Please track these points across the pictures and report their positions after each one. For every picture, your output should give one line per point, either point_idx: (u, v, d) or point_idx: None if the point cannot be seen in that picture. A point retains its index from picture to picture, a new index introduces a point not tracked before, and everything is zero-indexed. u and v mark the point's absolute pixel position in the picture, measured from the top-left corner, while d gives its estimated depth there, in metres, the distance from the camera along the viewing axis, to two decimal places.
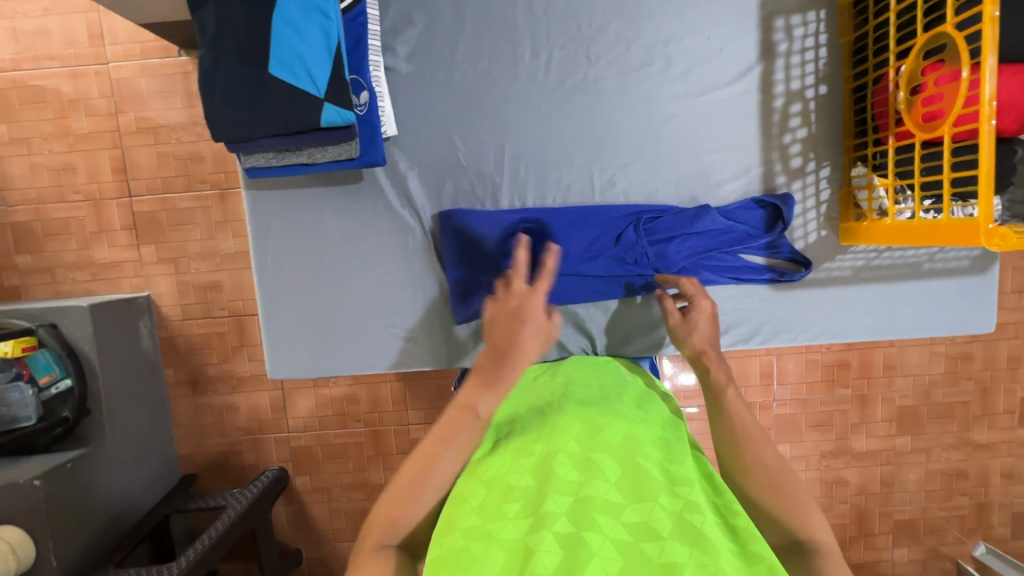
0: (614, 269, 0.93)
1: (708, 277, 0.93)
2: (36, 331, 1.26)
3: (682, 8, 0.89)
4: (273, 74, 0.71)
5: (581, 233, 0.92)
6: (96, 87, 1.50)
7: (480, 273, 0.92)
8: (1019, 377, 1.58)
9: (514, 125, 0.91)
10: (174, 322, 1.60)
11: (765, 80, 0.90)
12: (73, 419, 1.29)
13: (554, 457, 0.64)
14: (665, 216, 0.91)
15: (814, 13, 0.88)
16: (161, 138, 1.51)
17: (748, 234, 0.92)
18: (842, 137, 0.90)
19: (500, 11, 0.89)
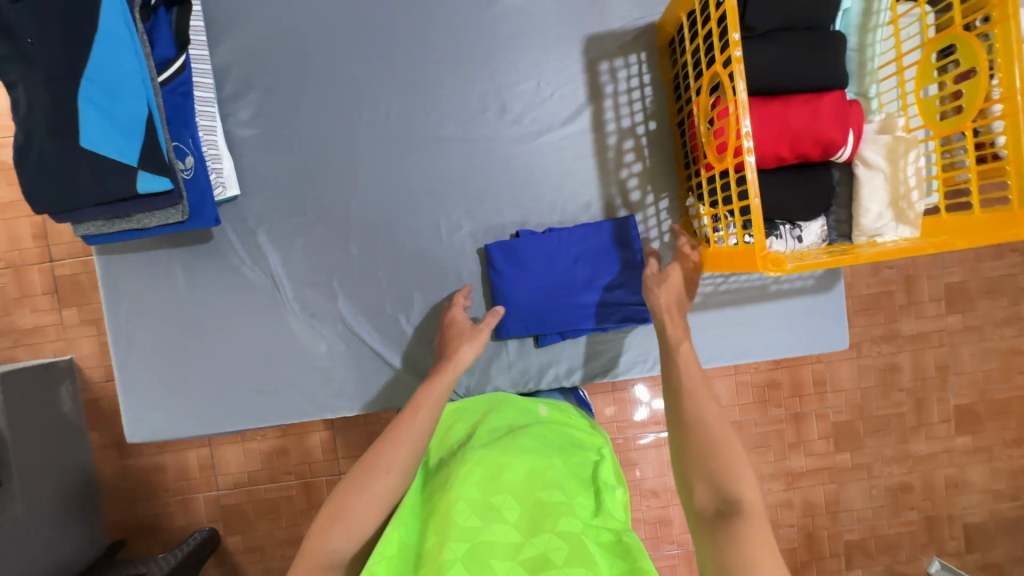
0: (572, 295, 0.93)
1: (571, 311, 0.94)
2: None
3: (511, 58, 0.93)
4: (83, 146, 0.74)
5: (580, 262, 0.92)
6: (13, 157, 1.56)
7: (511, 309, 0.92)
8: (949, 385, 1.55)
9: (360, 176, 0.94)
10: (95, 385, 1.60)
11: (596, 120, 0.94)
12: None
13: (450, 509, 0.64)
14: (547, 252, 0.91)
15: (634, 55, 0.93)
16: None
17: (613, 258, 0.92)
18: (676, 169, 0.93)
19: (337, 70, 0.92)
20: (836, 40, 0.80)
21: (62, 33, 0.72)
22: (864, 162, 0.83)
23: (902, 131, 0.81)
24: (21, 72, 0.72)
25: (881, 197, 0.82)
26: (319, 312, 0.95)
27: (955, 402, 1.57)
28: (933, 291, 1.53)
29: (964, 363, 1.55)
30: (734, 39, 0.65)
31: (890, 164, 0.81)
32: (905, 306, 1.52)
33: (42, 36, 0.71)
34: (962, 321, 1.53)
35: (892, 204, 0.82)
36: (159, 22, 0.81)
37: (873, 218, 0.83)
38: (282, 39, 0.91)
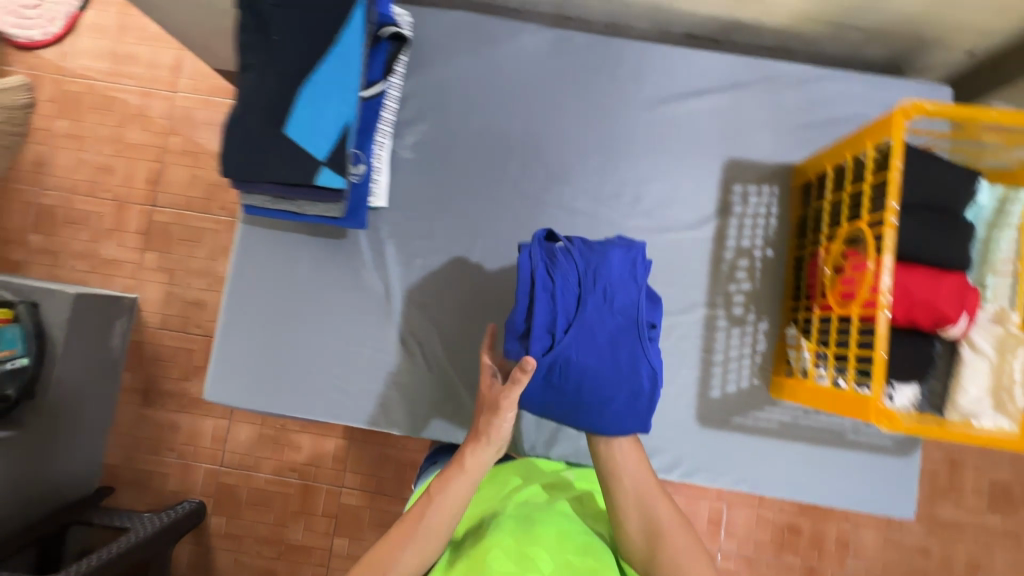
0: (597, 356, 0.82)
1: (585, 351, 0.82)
2: (16, 306, 1.34)
3: (655, 158, 1.02)
4: (286, 133, 0.83)
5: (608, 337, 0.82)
6: (158, 109, 1.92)
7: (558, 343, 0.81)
8: None
9: (490, 220, 1.01)
10: (149, 330, 1.76)
11: (719, 234, 1.00)
12: (14, 399, 1.32)
13: (492, 555, 0.76)
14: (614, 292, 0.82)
15: (768, 187, 1.01)
16: (197, 163, 1.90)
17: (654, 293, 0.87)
18: (783, 297, 0.98)
19: (501, 125, 1.02)
20: (966, 228, 0.85)
21: (303, 41, 0.83)
22: (971, 344, 0.86)
23: (1014, 326, 0.84)
24: (259, 59, 0.83)
25: (982, 382, 0.85)
26: (416, 333, 0.99)
27: None
28: (979, 484, 1.47)
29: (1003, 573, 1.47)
30: (892, 206, 0.71)
31: (997, 354, 0.85)
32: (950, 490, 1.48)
33: (287, 38, 0.83)
34: (1007, 524, 1.47)
35: (993, 392, 0.84)
36: (378, 49, 0.91)
37: (970, 400, 0.85)
38: (463, 85, 1.02)
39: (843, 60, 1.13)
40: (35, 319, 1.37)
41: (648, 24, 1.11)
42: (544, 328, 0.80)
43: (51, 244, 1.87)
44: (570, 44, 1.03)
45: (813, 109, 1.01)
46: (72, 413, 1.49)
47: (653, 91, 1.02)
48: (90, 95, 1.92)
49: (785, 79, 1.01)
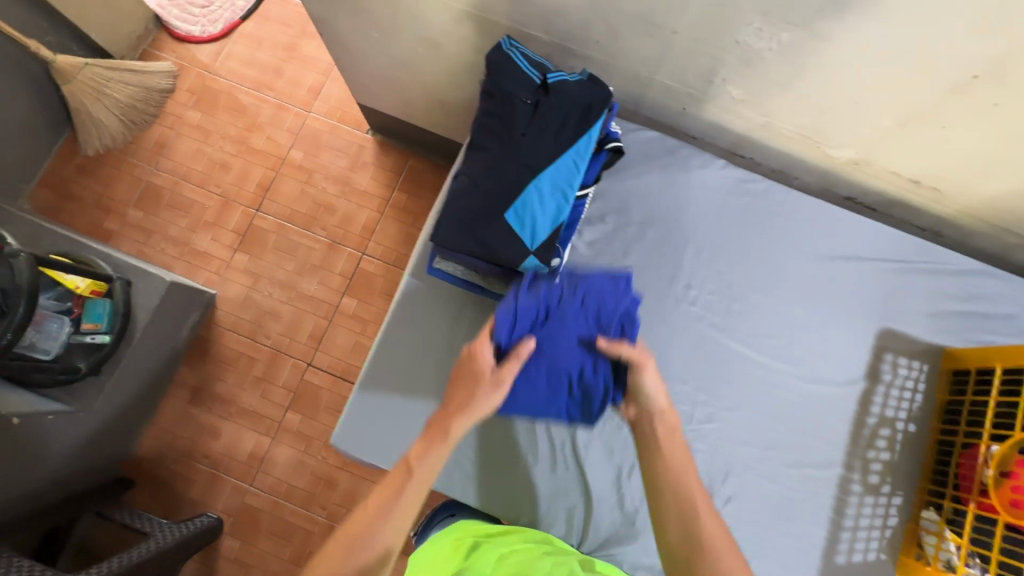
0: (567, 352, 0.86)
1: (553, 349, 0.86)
2: (113, 281, 1.28)
3: (813, 309, 1.05)
4: (506, 217, 0.87)
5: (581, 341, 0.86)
6: (289, 122, 1.84)
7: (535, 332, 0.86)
8: None
9: (648, 330, 1.03)
10: (215, 326, 1.67)
11: (865, 397, 1.02)
12: (82, 374, 1.23)
13: None
14: (593, 304, 0.87)
15: (918, 363, 1.03)
16: (312, 180, 1.79)
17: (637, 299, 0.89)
18: (918, 476, 0.99)
19: (674, 244, 1.07)
20: None
21: (542, 139, 0.88)
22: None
23: None
24: (497, 146, 0.90)
25: None
26: (554, 422, 0.99)
27: None
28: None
29: None
30: None
31: None
32: None
33: (529, 133, 0.88)
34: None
35: None
36: (598, 155, 0.96)
37: None
38: (647, 201, 1.08)
39: (989, 256, 1.19)
40: (125, 297, 1.30)
41: (816, 179, 1.18)
42: (520, 320, 0.84)
43: (146, 222, 1.74)
44: (749, 187, 1.10)
45: (970, 300, 1.05)
46: (116, 397, 1.37)
47: (820, 247, 1.08)
48: (227, 95, 1.85)
49: (947, 266, 1.06)
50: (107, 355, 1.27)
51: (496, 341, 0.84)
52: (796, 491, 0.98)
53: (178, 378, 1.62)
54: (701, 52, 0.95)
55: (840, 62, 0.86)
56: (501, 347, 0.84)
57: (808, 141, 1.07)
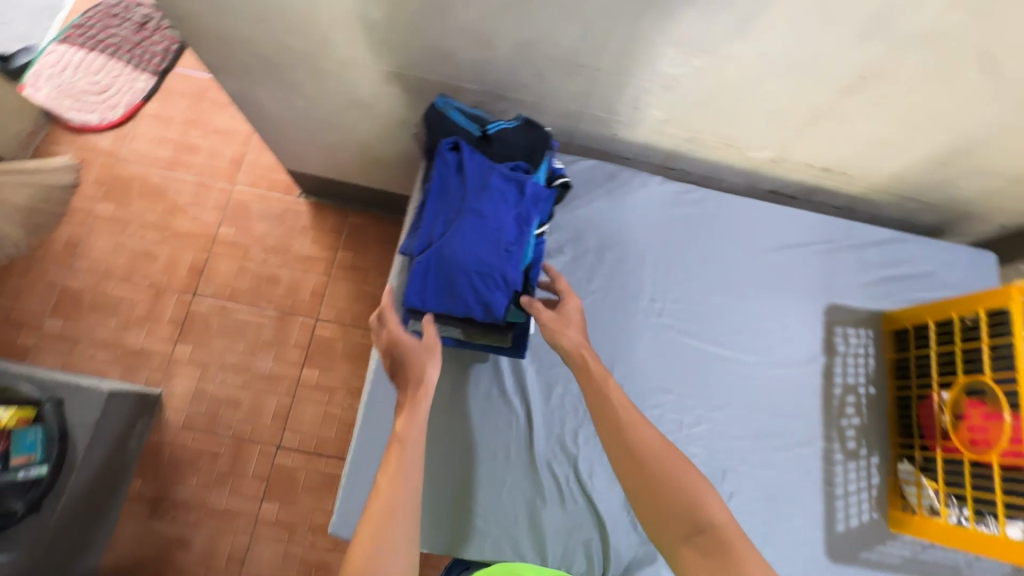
0: (473, 245, 0.87)
1: (460, 244, 0.87)
2: (42, 404, 1.15)
3: (765, 297, 1.14)
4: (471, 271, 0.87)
5: (484, 231, 0.88)
6: (214, 200, 1.76)
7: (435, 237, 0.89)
8: None
9: (624, 347, 1.07)
10: (167, 428, 1.54)
11: (827, 370, 1.11)
12: (20, 515, 1.07)
13: None
14: (495, 219, 0.88)
15: (863, 329, 1.14)
16: (249, 256, 1.71)
17: (536, 211, 0.91)
18: (887, 433, 1.08)
19: (632, 261, 1.12)
20: None
21: (495, 191, 0.90)
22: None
23: None
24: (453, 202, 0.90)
25: None
26: (554, 456, 0.99)
27: None
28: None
29: None
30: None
31: None
32: None
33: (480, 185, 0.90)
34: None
35: None
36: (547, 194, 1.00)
37: None
38: (597, 225, 1.13)
39: (898, 222, 1.33)
40: (59, 419, 1.17)
41: (741, 179, 1.28)
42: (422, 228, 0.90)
43: (68, 330, 1.58)
44: (687, 197, 1.18)
45: (893, 265, 1.18)
46: (66, 533, 1.22)
47: (759, 241, 1.17)
48: (141, 182, 1.74)
49: (869, 238, 1.19)
50: (49, 488, 1.12)
51: (410, 303, 0.89)
52: (788, 471, 1.04)
53: (134, 492, 1.47)
54: (623, 83, 1.03)
55: (743, 79, 0.96)
56: (412, 307, 0.90)
57: (729, 148, 1.17)
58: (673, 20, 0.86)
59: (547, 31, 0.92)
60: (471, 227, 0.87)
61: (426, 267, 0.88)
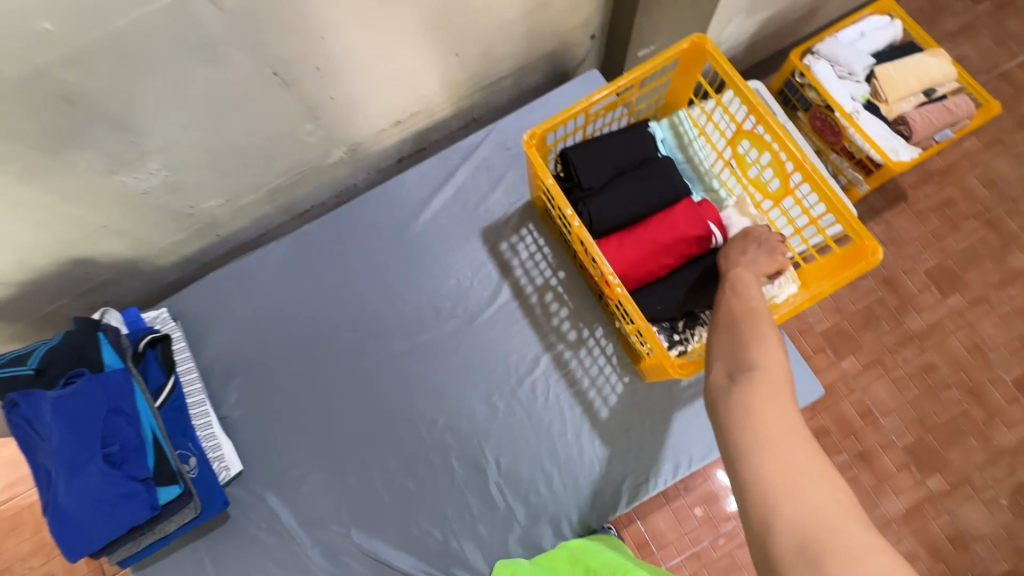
0: (70, 480, 0.82)
1: (63, 488, 0.83)
2: None
3: (430, 269, 1.12)
4: (88, 502, 0.83)
5: (71, 459, 0.83)
6: None
7: (48, 490, 0.85)
8: (993, 363, 1.56)
9: (340, 408, 1.06)
10: None
11: (515, 288, 1.09)
12: None
13: None
14: (78, 439, 0.84)
15: (524, 228, 1.12)
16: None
17: (126, 397, 0.90)
18: (596, 301, 1.06)
19: (301, 331, 1.11)
20: (664, 164, 0.98)
21: (57, 417, 0.84)
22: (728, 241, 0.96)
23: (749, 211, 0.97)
24: (41, 450, 0.86)
25: None
26: (337, 550, 0.99)
27: (1011, 378, 1.55)
28: (919, 283, 1.62)
29: (996, 336, 1.58)
30: (570, 213, 0.89)
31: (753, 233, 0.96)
32: (901, 305, 1.61)
33: (44, 421, 0.84)
34: (964, 298, 1.60)
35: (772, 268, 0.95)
36: (147, 359, 0.99)
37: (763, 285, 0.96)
38: (249, 325, 1.11)
39: (521, 95, 1.29)
40: None
41: (363, 172, 1.25)
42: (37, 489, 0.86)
43: None
44: (310, 237, 1.15)
45: (515, 154, 1.17)
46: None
47: (394, 223, 1.15)
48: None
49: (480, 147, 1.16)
50: None
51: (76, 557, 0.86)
52: (534, 401, 1.03)
53: None
54: (146, 214, 1.01)
55: (211, 142, 0.93)
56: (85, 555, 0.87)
57: (308, 171, 1.14)
58: (78, 163, 0.84)
59: (18, 241, 0.91)
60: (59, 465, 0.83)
61: (57, 525, 0.84)
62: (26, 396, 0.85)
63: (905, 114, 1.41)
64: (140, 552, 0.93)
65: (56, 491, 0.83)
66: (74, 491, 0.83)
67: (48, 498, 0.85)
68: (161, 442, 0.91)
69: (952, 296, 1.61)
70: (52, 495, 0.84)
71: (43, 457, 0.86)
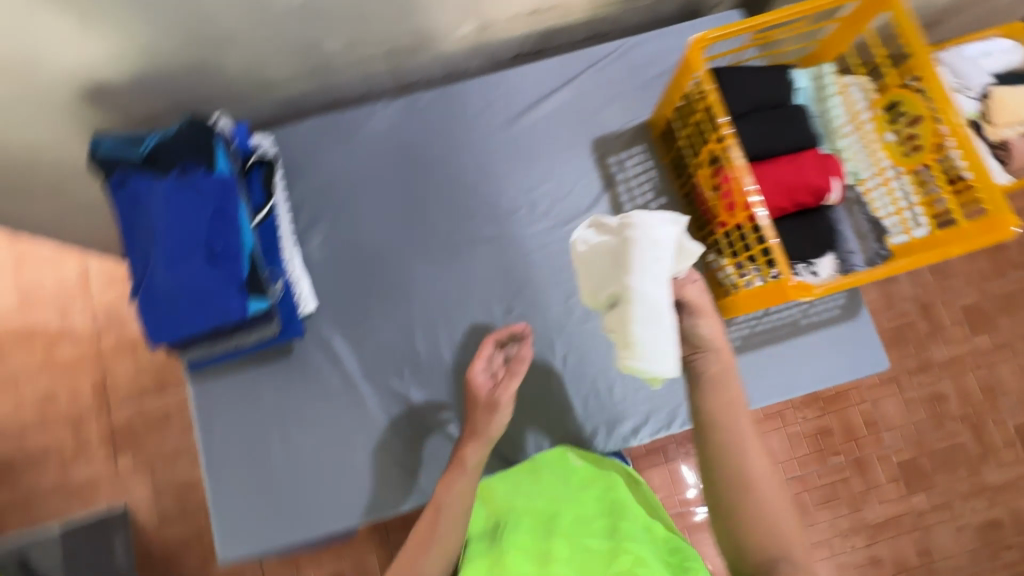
0: (176, 265, 0.85)
1: (166, 271, 0.85)
2: None
3: (533, 166, 1.11)
4: (188, 290, 0.85)
5: (180, 246, 0.86)
6: (81, 319, 1.69)
7: (145, 273, 0.87)
8: (1001, 406, 1.62)
9: (419, 277, 1.07)
10: (150, 532, 1.59)
11: (614, 202, 1.09)
12: None
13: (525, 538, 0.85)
14: (191, 229, 0.86)
15: (635, 147, 1.11)
16: (139, 350, 1.68)
17: (232, 201, 0.90)
18: (691, 233, 1.07)
19: (394, 193, 1.10)
20: (802, 110, 0.97)
21: (175, 204, 0.87)
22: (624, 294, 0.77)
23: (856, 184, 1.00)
24: (144, 232, 0.87)
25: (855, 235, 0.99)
26: (392, 407, 1.02)
27: (1013, 424, 1.62)
28: (953, 316, 1.65)
29: (1010, 383, 1.63)
30: (723, 121, 0.83)
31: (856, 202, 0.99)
32: (929, 333, 1.64)
33: (157, 205, 0.87)
34: (991, 340, 1.65)
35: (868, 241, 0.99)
36: (251, 177, 0.99)
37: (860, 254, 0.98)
38: (344, 175, 1.10)
39: (651, 21, 1.26)
40: None
41: (478, 58, 1.23)
42: (133, 271, 0.88)
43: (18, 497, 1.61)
44: (420, 106, 1.13)
45: (642, 71, 1.13)
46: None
47: (506, 114, 1.13)
48: (9, 336, 1.68)
49: (609, 55, 1.14)
50: None
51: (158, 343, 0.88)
52: None
53: None
54: (275, 34, 0.99)
55: None
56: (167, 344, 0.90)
57: (432, 38, 1.12)
58: None
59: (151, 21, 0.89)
60: (168, 249, 0.86)
61: (148, 304, 0.86)
62: (141, 178, 0.87)
63: (1007, 140, 1.34)
64: (211, 356, 0.97)
65: (156, 274, 0.85)
66: (177, 276, 0.85)
67: (145, 280, 0.87)
68: (257, 257, 0.93)
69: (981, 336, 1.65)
70: (149, 277, 0.86)
71: (146, 241, 0.87)
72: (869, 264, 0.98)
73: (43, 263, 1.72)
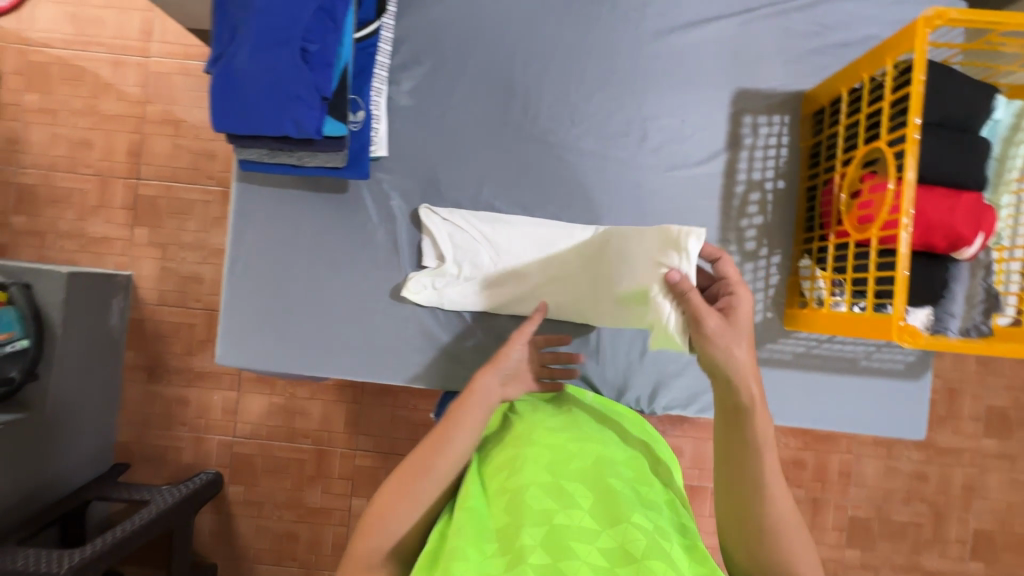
0: (265, 51, 0.76)
1: (251, 55, 0.77)
2: (7, 288, 1.27)
3: (661, 91, 0.98)
4: (268, 84, 0.77)
5: (275, 33, 0.76)
6: (133, 76, 1.61)
7: (229, 48, 0.78)
8: (973, 508, 1.57)
9: (497, 165, 0.98)
10: (146, 306, 1.62)
11: (730, 166, 0.98)
12: (19, 381, 1.26)
13: (528, 472, 0.70)
14: (288, 17, 0.76)
15: (779, 116, 0.98)
16: (180, 132, 1.60)
17: (341, 1, 0.79)
18: (794, 231, 0.98)
19: (503, 64, 0.98)
20: (984, 145, 0.84)
21: None
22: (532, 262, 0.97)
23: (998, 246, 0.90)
24: (242, 5, 0.78)
25: (963, 298, 0.90)
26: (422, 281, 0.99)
27: (974, 526, 1.58)
28: (974, 409, 1.56)
29: (995, 491, 1.57)
30: (914, 120, 0.70)
31: (981, 263, 0.89)
32: (943, 417, 1.56)
33: None
34: (1000, 446, 1.56)
35: (970, 308, 0.90)
36: None
37: (960, 319, 0.90)
38: (460, 24, 0.98)
39: None
40: (28, 300, 1.30)
41: None
42: (217, 44, 0.80)
43: (33, 225, 1.61)
44: None
45: (824, 32, 0.97)
46: (66, 397, 1.41)
47: (654, 21, 0.98)
48: (58, 65, 1.60)
49: (795, 0, 0.97)
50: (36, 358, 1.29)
51: (219, 129, 0.81)
52: None
53: (129, 364, 1.63)
54: None
55: None
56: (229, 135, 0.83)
57: None
58: None
59: None
60: (261, 31, 0.76)
61: (220, 81, 0.78)
62: None
63: None
64: (265, 166, 0.90)
65: (241, 53, 0.77)
66: (261, 64, 0.77)
67: (226, 56, 0.79)
68: (347, 77, 0.83)
69: (992, 439, 1.57)
70: (232, 55, 0.78)
71: (241, 15, 0.78)
72: (962, 333, 0.91)
73: (111, 2, 1.60)
